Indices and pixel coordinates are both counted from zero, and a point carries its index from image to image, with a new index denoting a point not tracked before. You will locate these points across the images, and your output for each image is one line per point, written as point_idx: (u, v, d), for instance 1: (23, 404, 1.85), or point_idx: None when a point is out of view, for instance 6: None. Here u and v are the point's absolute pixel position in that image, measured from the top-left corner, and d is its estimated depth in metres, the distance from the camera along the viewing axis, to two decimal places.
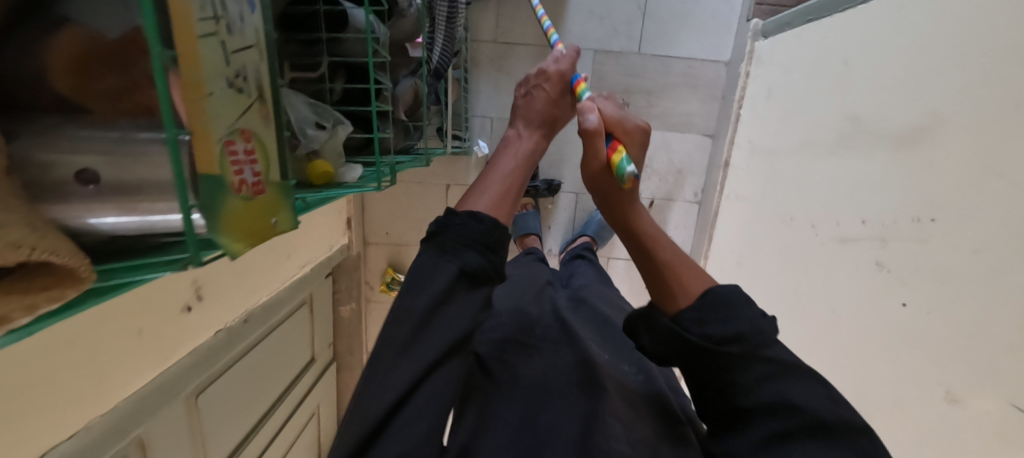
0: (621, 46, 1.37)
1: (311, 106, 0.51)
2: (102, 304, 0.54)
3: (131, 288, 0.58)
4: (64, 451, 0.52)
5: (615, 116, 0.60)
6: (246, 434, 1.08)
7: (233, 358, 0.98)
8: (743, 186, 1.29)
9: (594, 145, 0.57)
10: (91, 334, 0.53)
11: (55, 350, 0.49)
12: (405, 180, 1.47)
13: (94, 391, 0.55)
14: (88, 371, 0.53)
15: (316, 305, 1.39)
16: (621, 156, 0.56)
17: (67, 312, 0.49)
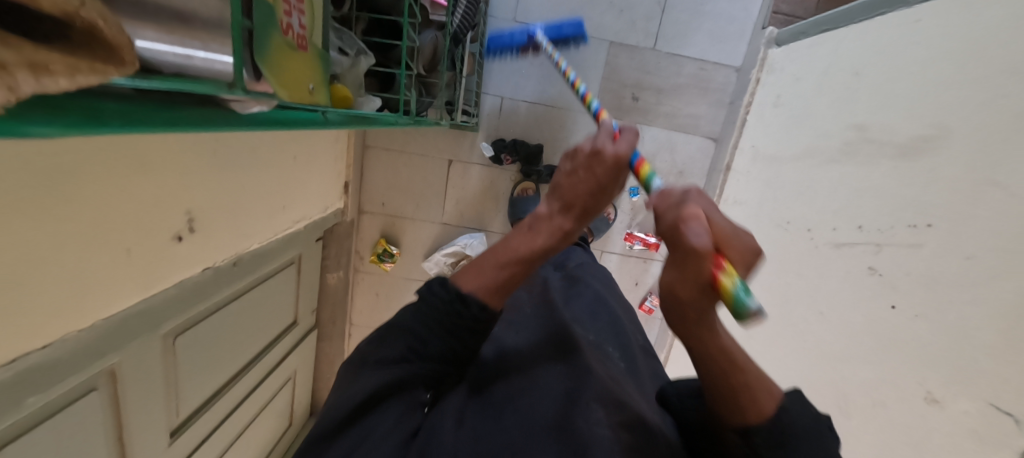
0: (636, 41, 1.37)
1: (336, 32, 0.53)
2: (93, 214, 0.52)
3: (123, 203, 0.55)
4: (37, 360, 0.49)
5: (726, 228, 0.39)
6: (221, 387, 1.05)
7: (214, 306, 0.95)
8: (741, 190, 1.30)
9: (686, 265, 0.35)
10: (79, 243, 0.50)
11: (40, 251, 0.46)
12: (407, 151, 1.45)
13: (75, 304, 0.52)
14: (73, 281, 0.51)
15: (303, 267, 1.36)
16: (736, 282, 0.34)
17: (58, 213, 0.47)
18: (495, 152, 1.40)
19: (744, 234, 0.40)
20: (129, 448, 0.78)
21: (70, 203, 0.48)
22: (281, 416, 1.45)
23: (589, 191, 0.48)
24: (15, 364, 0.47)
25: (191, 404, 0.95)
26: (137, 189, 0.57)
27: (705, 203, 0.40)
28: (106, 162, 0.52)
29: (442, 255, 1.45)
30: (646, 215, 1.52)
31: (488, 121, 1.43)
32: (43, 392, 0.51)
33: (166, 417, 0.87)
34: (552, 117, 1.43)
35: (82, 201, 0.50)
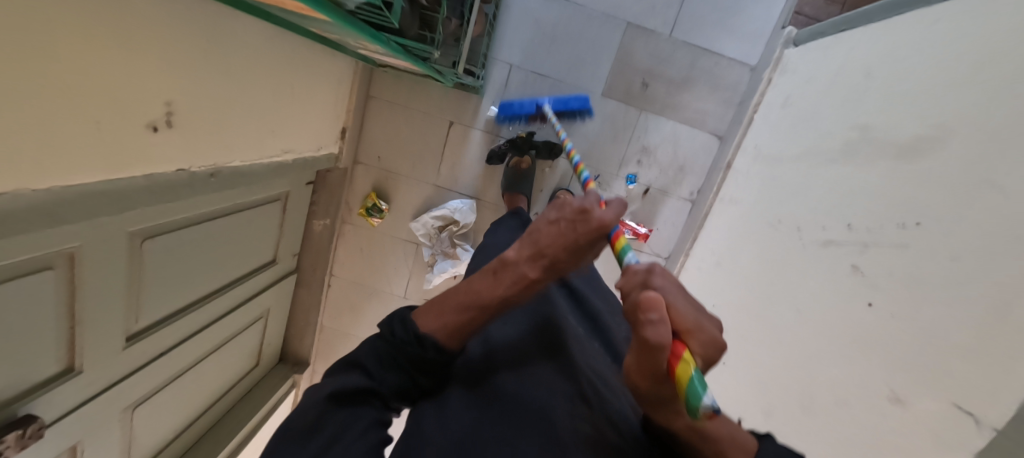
0: (654, 26, 1.35)
1: None
2: (64, 74, 0.50)
3: (98, 72, 0.54)
4: None
5: (686, 310, 0.40)
6: (186, 306, 1.04)
7: (188, 220, 0.94)
8: (738, 189, 1.28)
9: (650, 361, 0.37)
10: (48, 101, 0.49)
11: (13, 97, 0.44)
12: (409, 108, 1.44)
13: (37, 165, 0.51)
14: (38, 138, 0.49)
15: (289, 207, 1.36)
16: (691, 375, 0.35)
17: (33, 65, 0.45)
18: (495, 153, 1.40)
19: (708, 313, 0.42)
20: (80, 339, 0.77)
21: (46, 56, 0.46)
22: (248, 353, 1.45)
23: (569, 249, 0.50)
24: None
25: (153, 315, 0.94)
26: (116, 63, 0.56)
27: (670, 287, 0.43)
28: (85, 25, 0.50)
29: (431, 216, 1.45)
30: (641, 206, 1.51)
31: (494, 89, 1.42)
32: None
33: (124, 319, 0.86)
34: (558, 93, 1.41)
35: (58, 57, 0.48)
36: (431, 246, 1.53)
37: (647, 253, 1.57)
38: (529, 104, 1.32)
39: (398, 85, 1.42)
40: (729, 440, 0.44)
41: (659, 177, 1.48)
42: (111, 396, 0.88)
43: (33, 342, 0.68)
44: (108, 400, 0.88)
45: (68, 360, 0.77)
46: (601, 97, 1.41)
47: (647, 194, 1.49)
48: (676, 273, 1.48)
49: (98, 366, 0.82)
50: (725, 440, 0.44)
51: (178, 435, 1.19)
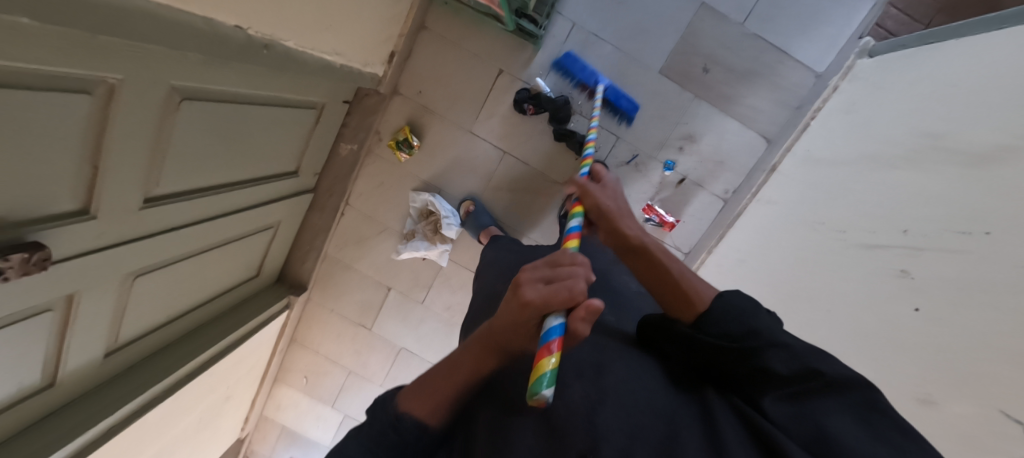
0: (728, 10, 1.30)
1: None
2: None
3: None
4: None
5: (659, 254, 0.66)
6: (203, 190, 1.00)
7: (227, 95, 0.90)
8: (779, 191, 1.24)
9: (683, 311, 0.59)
10: None
11: None
12: (461, 47, 1.39)
13: None
14: None
15: (321, 120, 1.32)
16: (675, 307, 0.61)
17: None
18: (518, 101, 1.39)
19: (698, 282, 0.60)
20: (100, 184, 0.73)
21: None
22: (250, 262, 1.41)
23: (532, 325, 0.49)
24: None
25: (175, 186, 0.91)
26: None
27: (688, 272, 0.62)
28: None
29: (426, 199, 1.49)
30: (672, 194, 1.47)
31: (550, 43, 1.37)
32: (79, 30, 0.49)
33: (144, 180, 0.82)
34: (614, 61, 1.37)
35: None
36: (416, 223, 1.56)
37: (668, 244, 1.53)
38: (591, 76, 1.31)
39: (454, 21, 1.38)
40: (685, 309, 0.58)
41: (697, 167, 1.44)
42: (112, 256, 0.84)
43: (56, 168, 0.65)
44: (114, 259, 0.85)
45: (85, 202, 0.74)
46: (658, 74, 1.37)
47: (682, 183, 1.46)
48: (695, 268, 1.45)
49: (112, 218, 0.79)
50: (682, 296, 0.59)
51: (172, 321, 1.17)
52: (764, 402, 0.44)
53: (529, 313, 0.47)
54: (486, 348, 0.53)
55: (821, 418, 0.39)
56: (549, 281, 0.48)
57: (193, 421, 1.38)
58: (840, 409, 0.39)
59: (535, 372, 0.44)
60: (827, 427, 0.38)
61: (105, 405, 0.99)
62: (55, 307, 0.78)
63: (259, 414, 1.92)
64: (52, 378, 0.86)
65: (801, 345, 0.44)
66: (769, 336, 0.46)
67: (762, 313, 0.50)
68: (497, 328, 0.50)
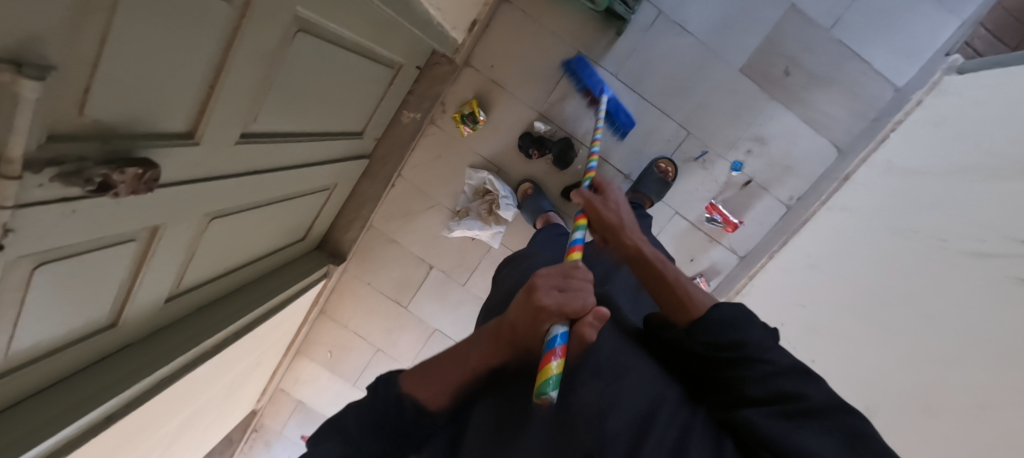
0: (817, 14, 1.30)
1: None
2: None
3: None
4: None
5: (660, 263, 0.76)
6: (288, 134, 0.94)
7: (332, 35, 0.86)
8: (856, 199, 1.23)
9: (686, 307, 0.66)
10: None
11: None
12: (541, 23, 1.36)
13: None
14: None
15: (394, 83, 1.28)
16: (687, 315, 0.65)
17: None
18: (523, 148, 1.43)
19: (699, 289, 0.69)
20: (209, 108, 0.68)
21: None
22: (300, 223, 1.35)
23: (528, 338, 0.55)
24: None
25: (267, 124, 0.85)
26: None
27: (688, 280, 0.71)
28: None
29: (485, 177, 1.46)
30: (736, 195, 1.46)
31: (633, 29, 1.34)
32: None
33: (246, 112, 0.77)
34: (695, 55, 1.35)
35: None
36: (472, 202, 1.51)
37: (723, 245, 1.53)
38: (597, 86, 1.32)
39: None
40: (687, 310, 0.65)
41: (765, 170, 1.43)
42: (199, 192, 0.78)
43: (174, 81, 0.60)
44: (202, 196, 0.79)
45: (192, 126, 0.68)
46: (738, 72, 1.36)
47: (746, 185, 1.44)
48: (756, 271, 1.45)
49: (211, 149, 0.73)
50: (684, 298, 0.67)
51: (223, 275, 1.10)
52: (753, 416, 0.47)
53: (541, 313, 0.53)
54: (499, 340, 0.57)
55: (806, 444, 0.41)
56: (564, 285, 0.56)
57: (224, 385, 1.31)
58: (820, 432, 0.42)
59: (543, 375, 0.47)
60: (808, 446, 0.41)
61: (153, 357, 0.92)
62: (138, 238, 0.72)
63: (276, 386, 1.85)
64: (115, 319, 0.81)
65: (803, 384, 0.46)
66: (785, 372, 0.48)
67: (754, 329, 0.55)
68: (514, 330, 0.55)
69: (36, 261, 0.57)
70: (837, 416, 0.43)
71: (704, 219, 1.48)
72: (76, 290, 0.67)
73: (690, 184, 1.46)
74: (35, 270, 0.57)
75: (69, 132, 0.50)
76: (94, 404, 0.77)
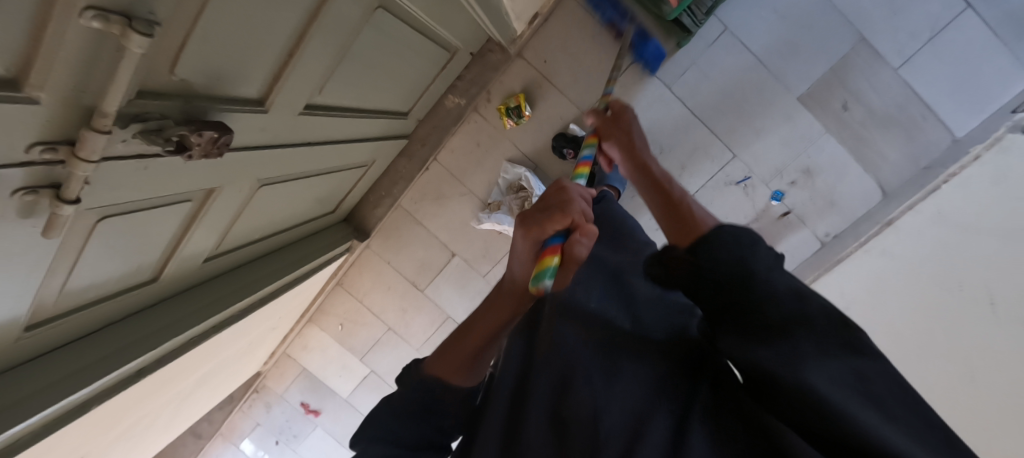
0: (886, 51, 1.26)
1: None
2: None
3: None
4: None
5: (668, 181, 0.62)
6: (346, 109, 0.93)
7: (406, 13, 0.83)
8: (900, 245, 1.18)
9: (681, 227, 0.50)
10: None
11: None
12: (602, 24, 1.32)
13: None
14: None
15: (447, 67, 1.25)
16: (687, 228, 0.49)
17: None
18: (558, 147, 1.40)
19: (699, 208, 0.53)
20: (283, 74, 0.66)
21: None
22: (333, 195, 1.34)
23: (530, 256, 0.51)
24: None
25: (331, 97, 0.84)
26: None
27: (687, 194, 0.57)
28: None
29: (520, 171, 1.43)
30: (771, 225, 1.44)
31: (695, 42, 1.31)
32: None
33: (315, 83, 0.75)
34: (755, 76, 1.32)
35: None
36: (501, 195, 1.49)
37: None
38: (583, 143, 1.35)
39: None
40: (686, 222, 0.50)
41: (806, 203, 1.41)
42: (258, 158, 0.75)
43: (258, 45, 0.58)
44: (260, 163, 0.78)
45: (265, 92, 0.66)
46: (795, 100, 1.33)
47: (784, 216, 1.43)
48: None
49: (277, 117, 0.72)
50: (683, 216, 0.52)
51: (258, 240, 1.10)
52: (750, 360, 0.34)
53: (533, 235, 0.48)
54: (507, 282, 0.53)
55: (818, 392, 0.29)
56: (546, 205, 0.50)
57: (240, 346, 1.31)
58: (821, 361, 0.30)
59: (543, 269, 0.47)
60: (828, 399, 0.29)
61: (186, 314, 0.92)
62: (193, 198, 0.70)
63: (283, 350, 1.86)
64: (155, 274, 0.80)
65: (800, 288, 0.33)
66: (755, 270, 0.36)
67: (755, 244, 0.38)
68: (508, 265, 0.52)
69: (97, 214, 0.55)
70: (712, 254, 0.38)
71: None
72: (128, 244, 0.66)
73: (727, 207, 1.44)
74: (99, 223, 0.56)
75: (156, 89, 0.49)
76: (128, 355, 0.77)
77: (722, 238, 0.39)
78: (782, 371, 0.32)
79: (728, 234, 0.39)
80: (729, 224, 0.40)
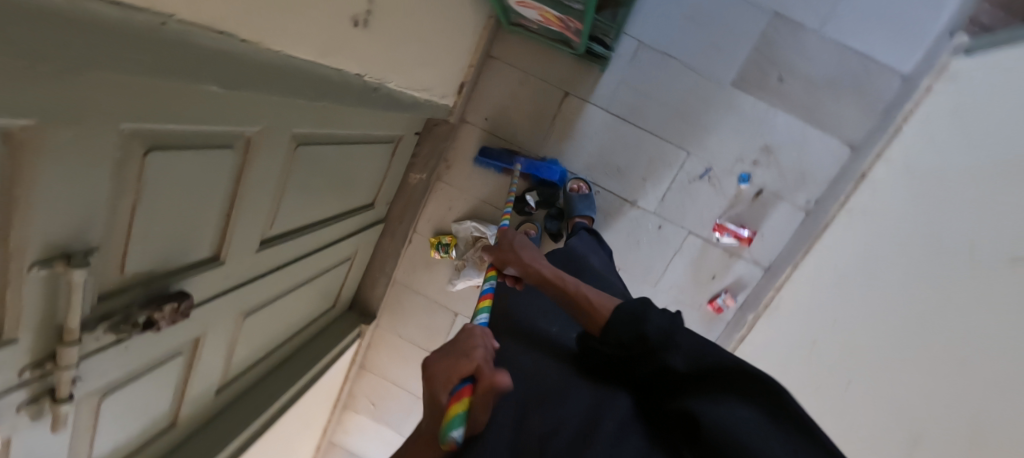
0: (804, 18, 1.28)
1: None
2: None
3: None
4: (197, 59, 0.44)
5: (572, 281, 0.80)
6: (306, 227, 1.03)
7: (333, 136, 0.94)
8: (882, 201, 1.19)
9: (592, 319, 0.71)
10: None
11: None
12: (527, 73, 1.40)
13: (254, 27, 0.48)
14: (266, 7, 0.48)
15: (397, 153, 1.36)
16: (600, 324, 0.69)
17: None
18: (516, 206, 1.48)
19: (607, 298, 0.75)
20: (230, 230, 0.76)
21: None
22: (328, 293, 1.45)
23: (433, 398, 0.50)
24: (175, 49, 0.40)
25: (286, 225, 0.94)
26: None
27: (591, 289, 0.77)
28: None
29: (475, 225, 1.50)
30: (748, 209, 1.43)
31: (617, 63, 1.37)
32: (215, 87, 0.48)
33: (264, 222, 0.85)
34: (685, 78, 1.36)
35: None
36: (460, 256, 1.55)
37: (745, 257, 1.47)
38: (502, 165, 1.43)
39: (522, 47, 1.39)
40: (591, 321, 0.72)
41: (776, 180, 1.39)
42: (230, 298, 0.86)
43: (197, 219, 0.68)
44: (236, 300, 0.89)
45: (217, 249, 0.77)
46: (731, 87, 1.35)
47: (759, 196, 1.41)
48: (779, 284, 1.39)
49: (235, 262, 0.82)
50: (590, 312, 0.72)
51: (266, 355, 1.20)
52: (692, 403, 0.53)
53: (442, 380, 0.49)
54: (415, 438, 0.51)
55: (735, 412, 0.50)
56: (461, 347, 0.53)
57: (275, 451, 1.41)
58: (742, 403, 0.51)
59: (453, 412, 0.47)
60: (741, 416, 0.49)
61: (215, 443, 1.02)
62: (184, 350, 0.81)
63: (328, 439, 1.95)
64: (174, 417, 0.91)
65: (711, 352, 0.60)
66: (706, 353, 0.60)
67: (655, 314, 0.65)
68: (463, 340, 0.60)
69: (99, 395, 0.65)
70: (665, 354, 0.62)
71: (715, 238, 1.46)
72: (137, 406, 0.76)
73: (699, 203, 1.45)
74: (101, 401, 0.66)
75: (114, 288, 0.59)
76: None
77: (668, 338, 0.63)
78: (707, 406, 0.52)
79: (632, 308, 0.67)
80: (635, 301, 0.67)
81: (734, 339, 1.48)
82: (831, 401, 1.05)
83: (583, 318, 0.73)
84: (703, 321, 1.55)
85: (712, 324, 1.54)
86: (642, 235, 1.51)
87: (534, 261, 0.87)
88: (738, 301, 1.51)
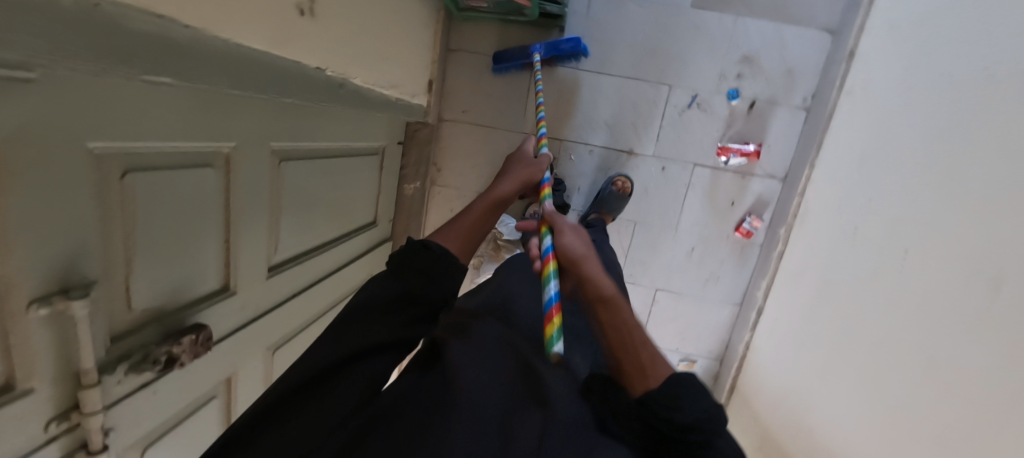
0: None
1: None
2: None
3: None
4: (140, 46, 0.43)
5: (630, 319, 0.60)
6: (311, 250, 1.01)
7: (314, 150, 0.93)
8: (878, 71, 1.14)
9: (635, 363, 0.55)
10: None
11: None
12: (491, 54, 1.40)
13: (198, 14, 0.47)
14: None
15: (385, 165, 1.35)
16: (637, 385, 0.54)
17: None
18: None
19: (659, 363, 0.55)
20: (233, 258, 0.74)
21: None
22: None
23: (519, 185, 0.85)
24: (112, 32, 0.39)
25: (290, 250, 0.92)
26: None
27: (647, 340, 0.58)
28: None
29: None
30: (747, 124, 1.38)
31: (575, 19, 1.36)
32: (164, 78, 0.47)
33: (267, 246, 0.83)
34: (644, 14, 1.34)
35: None
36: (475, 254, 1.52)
37: (759, 174, 1.42)
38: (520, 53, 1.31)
39: (479, 32, 1.39)
40: (638, 384, 0.54)
41: (765, 87, 1.35)
42: (253, 333, 0.84)
43: (196, 248, 0.66)
44: (259, 335, 0.86)
45: (224, 279, 0.74)
46: (693, 9, 1.33)
47: (753, 108, 1.37)
48: (802, 189, 1.33)
49: (248, 291, 0.80)
50: (638, 365, 0.55)
51: None
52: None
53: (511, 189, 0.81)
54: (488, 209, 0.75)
55: None
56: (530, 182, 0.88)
57: None
58: None
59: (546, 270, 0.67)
60: None
61: None
62: (217, 394, 0.78)
63: None
64: None
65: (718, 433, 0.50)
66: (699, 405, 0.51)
67: (689, 383, 0.52)
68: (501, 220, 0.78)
69: (139, 449, 0.63)
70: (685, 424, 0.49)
71: (722, 163, 1.41)
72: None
73: (696, 133, 1.41)
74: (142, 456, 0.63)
75: (125, 328, 0.57)
76: None
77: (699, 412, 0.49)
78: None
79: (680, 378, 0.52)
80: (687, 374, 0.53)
81: (772, 262, 1.40)
82: (891, 279, 0.98)
83: (627, 358, 0.56)
84: (736, 251, 1.48)
85: (746, 252, 1.48)
86: (648, 181, 1.46)
87: (586, 263, 0.65)
88: (764, 221, 1.45)
